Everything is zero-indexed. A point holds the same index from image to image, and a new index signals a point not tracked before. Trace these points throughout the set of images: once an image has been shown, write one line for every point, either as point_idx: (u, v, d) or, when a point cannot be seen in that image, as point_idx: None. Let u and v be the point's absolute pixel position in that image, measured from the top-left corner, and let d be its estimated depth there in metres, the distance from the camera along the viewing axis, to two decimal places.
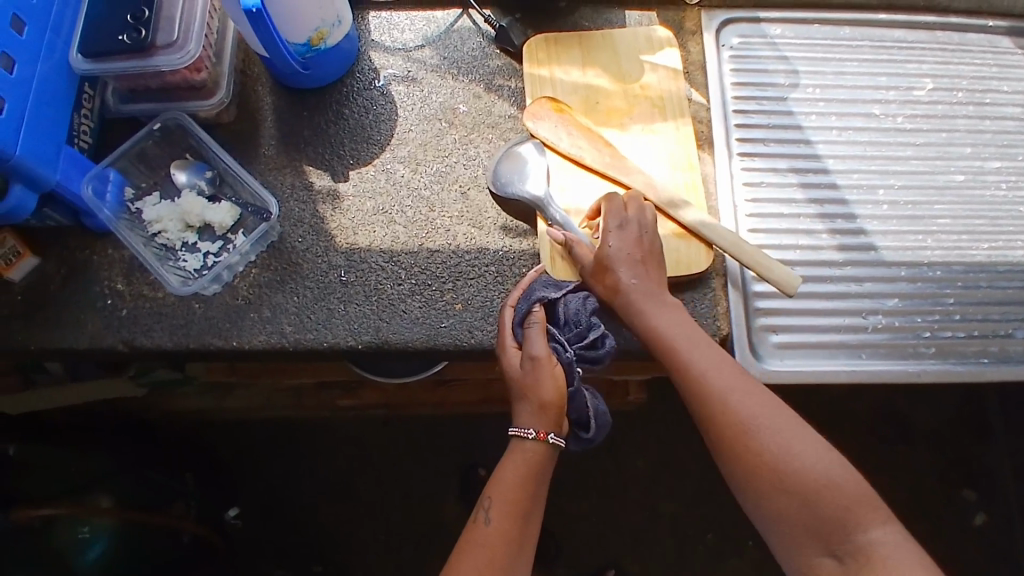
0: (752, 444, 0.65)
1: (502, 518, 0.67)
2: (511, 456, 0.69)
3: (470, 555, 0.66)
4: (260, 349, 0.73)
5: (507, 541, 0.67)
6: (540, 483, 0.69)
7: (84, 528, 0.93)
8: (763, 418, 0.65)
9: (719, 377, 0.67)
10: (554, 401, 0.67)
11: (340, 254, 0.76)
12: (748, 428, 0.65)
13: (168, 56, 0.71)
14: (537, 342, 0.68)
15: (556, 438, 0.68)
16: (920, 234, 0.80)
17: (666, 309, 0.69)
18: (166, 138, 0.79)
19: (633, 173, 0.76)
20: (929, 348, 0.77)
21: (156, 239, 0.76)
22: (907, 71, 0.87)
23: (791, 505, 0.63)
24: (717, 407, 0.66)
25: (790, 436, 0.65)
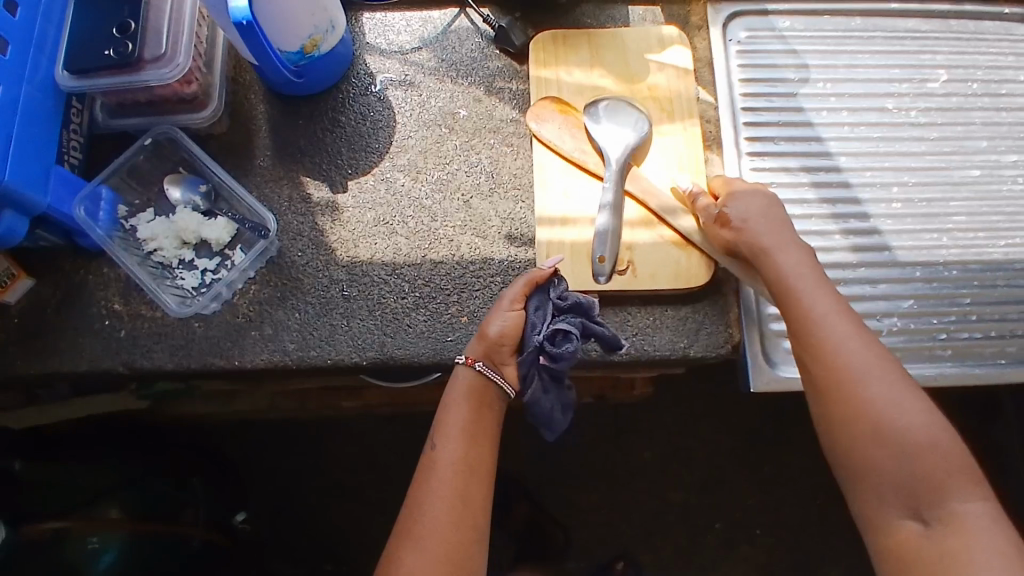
0: (856, 393, 0.61)
1: (453, 445, 0.66)
2: (456, 382, 0.69)
3: (426, 485, 0.65)
4: (263, 367, 0.72)
5: (458, 463, 0.66)
6: (484, 407, 0.68)
7: (93, 539, 0.93)
8: (878, 367, 0.62)
9: (831, 321, 0.63)
10: (494, 336, 0.67)
11: (341, 269, 0.74)
12: (857, 375, 0.61)
13: (157, 70, 0.69)
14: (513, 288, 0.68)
15: (484, 367, 0.68)
16: (935, 232, 0.79)
17: (793, 252, 0.68)
18: (156, 152, 0.77)
19: (638, 182, 0.74)
20: (946, 351, 0.75)
21: (151, 257, 0.74)
22: (921, 62, 0.85)
23: (888, 460, 0.59)
24: (825, 349, 0.63)
25: (899, 392, 0.61)
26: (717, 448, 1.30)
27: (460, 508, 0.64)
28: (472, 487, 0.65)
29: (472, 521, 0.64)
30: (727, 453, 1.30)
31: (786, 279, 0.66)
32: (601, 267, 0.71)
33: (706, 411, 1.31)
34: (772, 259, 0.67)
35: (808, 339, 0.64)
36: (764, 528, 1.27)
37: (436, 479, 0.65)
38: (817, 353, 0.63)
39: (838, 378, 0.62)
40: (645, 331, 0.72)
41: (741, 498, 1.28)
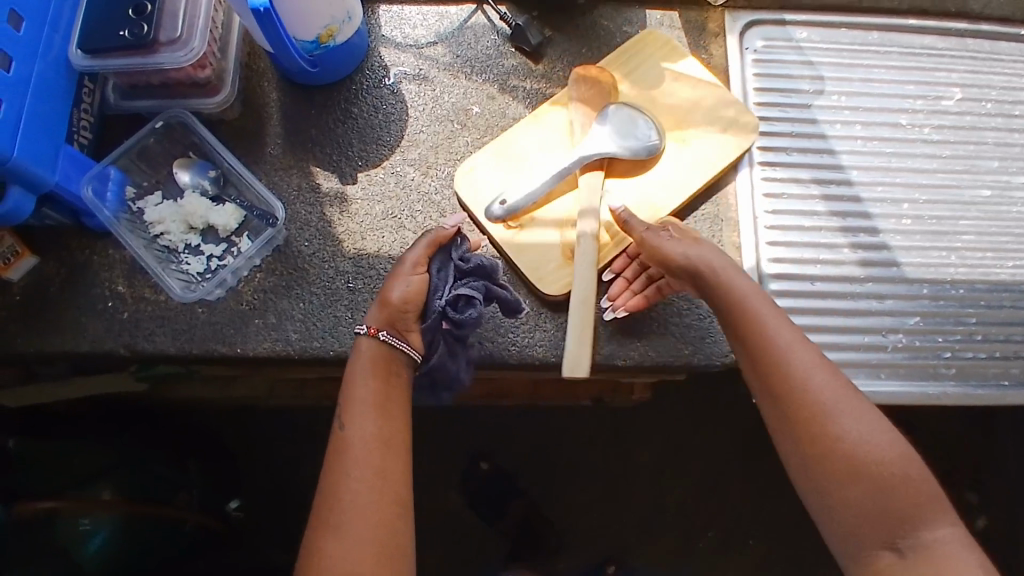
0: (829, 426, 0.60)
1: (362, 422, 0.63)
2: (359, 357, 0.65)
3: (341, 466, 0.61)
4: (265, 356, 0.72)
5: (369, 439, 0.62)
6: (392, 379, 0.65)
7: (84, 520, 0.91)
8: (844, 398, 0.61)
9: (798, 354, 0.63)
10: (397, 302, 0.65)
11: (347, 260, 0.74)
12: (829, 408, 0.61)
13: (172, 53, 0.69)
14: (414, 252, 0.67)
15: (389, 337, 0.65)
16: (944, 250, 0.78)
17: (746, 278, 0.67)
18: (167, 135, 0.76)
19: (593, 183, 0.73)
20: (949, 370, 0.75)
21: (158, 241, 0.74)
22: (936, 79, 0.84)
23: (861, 492, 0.59)
24: (793, 381, 0.62)
25: (866, 421, 0.61)
26: (712, 457, 1.30)
27: (379, 488, 0.60)
28: (388, 463, 0.62)
29: (395, 498, 0.61)
30: (722, 461, 1.30)
31: (749, 309, 0.65)
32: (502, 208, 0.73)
33: (702, 419, 1.31)
34: (731, 288, 0.66)
35: (774, 372, 0.63)
36: (756, 537, 1.27)
37: (349, 461, 0.61)
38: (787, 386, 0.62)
39: (808, 412, 0.61)
40: (651, 335, 0.72)
41: (734, 508, 1.28)
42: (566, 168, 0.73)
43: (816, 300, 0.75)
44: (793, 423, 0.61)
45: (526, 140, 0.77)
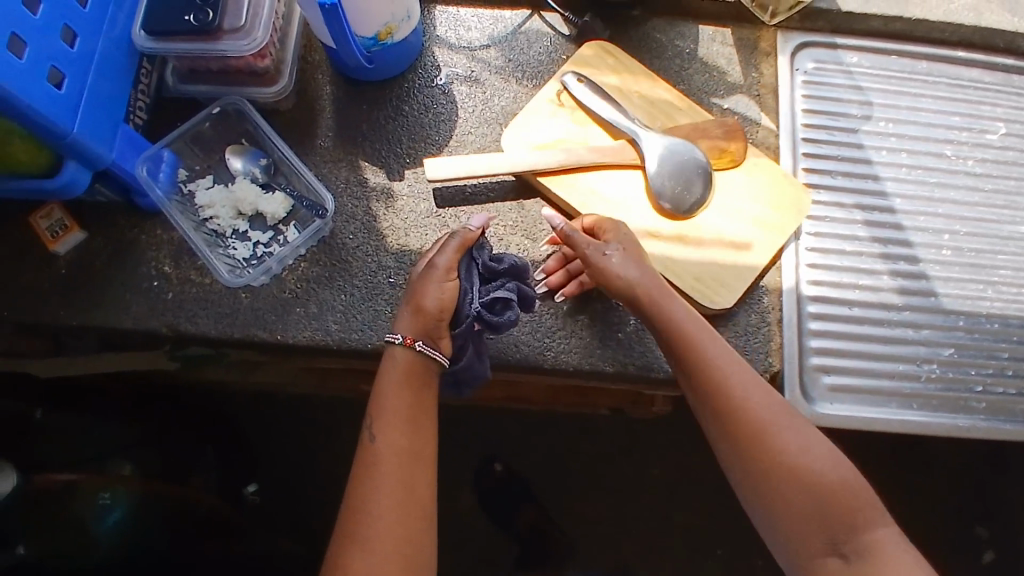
0: (775, 443, 0.62)
1: (391, 435, 0.64)
2: (387, 370, 0.66)
3: (369, 478, 0.63)
4: (304, 345, 0.73)
5: (398, 452, 0.64)
6: (420, 393, 0.66)
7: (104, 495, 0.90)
8: (778, 415, 0.63)
9: (737, 379, 0.64)
10: (432, 310, 0.64)
11: (390, 255, 0.75)
12: (774, 430, 0.62)
13: (234, 41, 0.70)
14: (442, 257, 0.66)
15: (426, 347, 0.65)
16: (981, 283, 0.79)
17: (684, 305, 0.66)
18: (222, 120, 0.78)
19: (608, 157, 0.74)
20: (980, 404, 0.75)
21: (207, 224, 0.75)
22: (982, 113, 0.85)
23: (803, 504, 0.60)
24: (732, 404, 0.63)
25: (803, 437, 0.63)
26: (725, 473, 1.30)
27: (402, 503, 0.62)
28: (413, 476, 0.64)
29: (419, 513, 0.63)
30: None
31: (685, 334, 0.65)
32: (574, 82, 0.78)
33: None
34: (670, 314, 0.65)
35: (717, 396, 0.63)
36: (763, 556, 1.27)
37: (377, 472, 0.63)
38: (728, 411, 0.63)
39: (752, 432, 0.62)
40: None
41: (744, 525, 1.28)
42: (626, 124, 0.75)
43: (852, 325, 0.75)
44: (738, 445, 0.63)
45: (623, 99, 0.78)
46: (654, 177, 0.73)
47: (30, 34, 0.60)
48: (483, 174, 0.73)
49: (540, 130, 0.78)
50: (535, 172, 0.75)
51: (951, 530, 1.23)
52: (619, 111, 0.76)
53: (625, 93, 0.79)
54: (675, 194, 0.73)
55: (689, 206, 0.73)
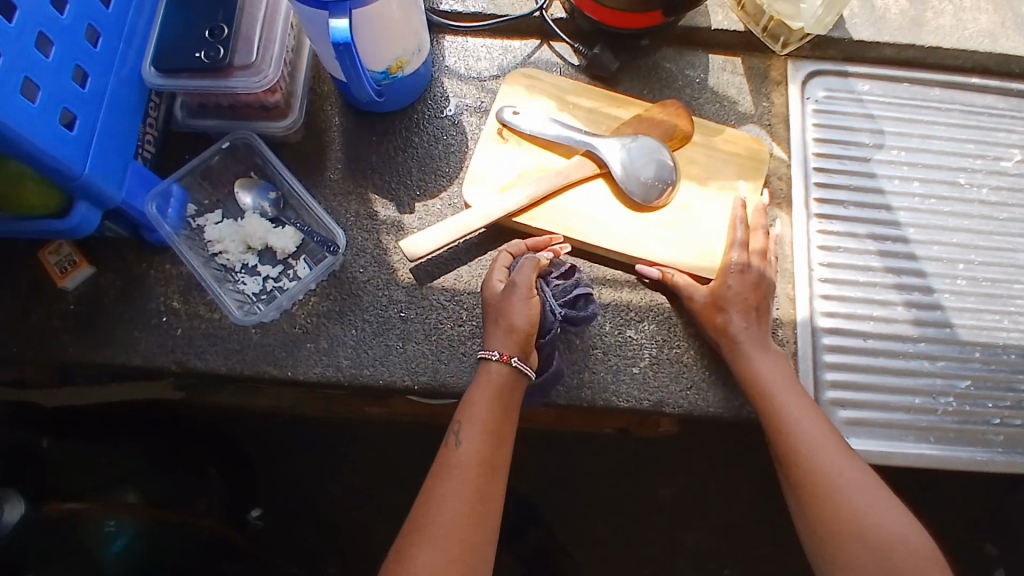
0: (836, 497, 0.63)
1: (475, 442, 0.64)
2: (482, 379, 0.66)
3: (449, 478, 0.63)
4: (315, 381, 0.72)
5: (479, 460, 0.64)
6: (508, 408, 0.66)
7: (110, 523, 0.93)
8: (850, 472, 0.64)
9: (807, 430, 0.66)
10: (523, 326, 0.66)
11: (401, 289, 0.74)
12: (839, 482, 0.64)
13: (245, 77, 0.69)
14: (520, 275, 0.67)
15: (521, 363, 0.66)
16: (997, 313, 0.78)
17: (771, 355, 0.69)
18: (231, 154, 0.77)
19: (575, 174, 0.74)
20: (998, 437, 0.74)
21: (215, 259, 0.74)
22: (995, 140, 0.84)
23: (864, 562, 0.61)
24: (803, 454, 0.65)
25: (875, 498, 0.63)
26: (735, 497, 1.29)
27: (473, 510, 0.62)
28: (490, 487, 0.63)
29: (487, 523, 0.62)
30: (744, 498, 1.29)
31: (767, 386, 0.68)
32: (510, 117, 0.77)
33: (726, 455, 1.30)
34: (750, 362, 0.69)
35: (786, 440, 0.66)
36: None
37: (455, 476, 0.63)
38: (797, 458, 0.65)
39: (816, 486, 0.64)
40: (700, 385, 0.72)
41: (753, 547, 1.28)
42: (575, 137, 0.75)
43: (868, 357, 0.75)
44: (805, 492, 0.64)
45: (565, 113, 0.79)
46: (624, 179, 0.74)
47: (44, 78, 0.59)
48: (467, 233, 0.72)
49: (498, 171, 0.77)
50: (511, 215, 0.74)
51: (962, 553, 1.22)
52: (562, 128, 0.76)
53: (563, 106, 0.79)
54: (643, 187, 0.74)
55: (659, 196, 0.74)
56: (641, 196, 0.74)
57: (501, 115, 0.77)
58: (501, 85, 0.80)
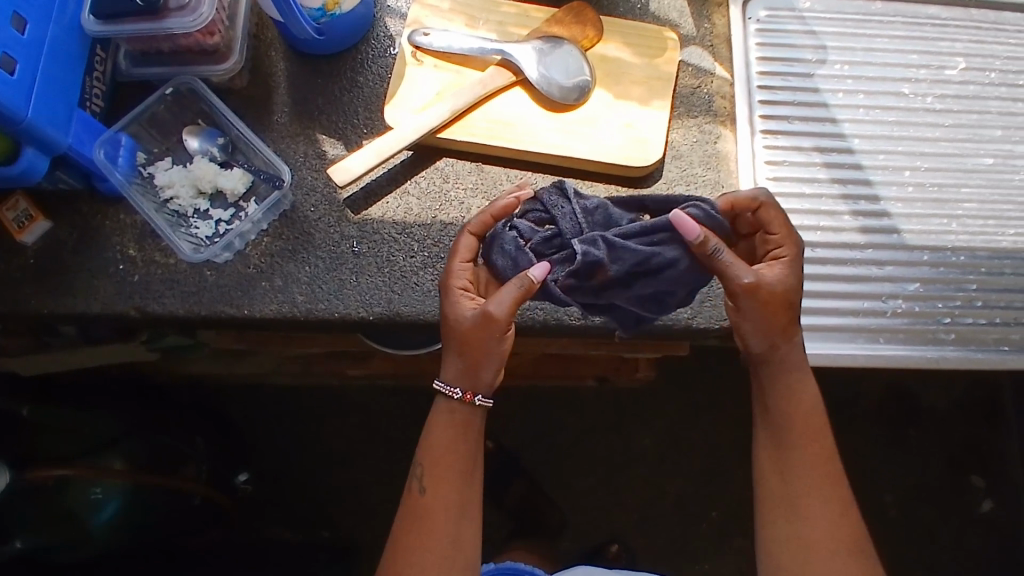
0: (825, 549, 0.67)
1: (437, 486, 0.69)
2: (439, 416, 0.70)
3: (417, 525, 0.69)
4: (272, 318, 0.73)
5: (444, 505, 0.68)
6: (468, 446, 0.69)
7: (96, 490, 0.95)
8: (840, 537, 0.67)
9: (819, 482, 0.68)
10: (495, 359, 0.67)
11: (352, 225, 0.75)
12: (830, 541, 0.67)
13: (181, 18, 0.70)
14: (502, 311, 0.64)
15: (483, 400, 0.69)
16: (945, 217, 0.79)
17: (812, 388, 0.69)
18: (177, 102, 0.78)
19: (490, 83, 0.76)
20: (949, 335, 0.75)
21: (168, 205, 0.75)
22: (940, 49, 0.85)
23: None
24: (810, 502, 0.68)
25: (858, 559, 0.67)
26: (715, 438, 1.30)
27: (441, 553, 0.68)
28: (457, 527, 0.69)
29: (457, 558, 0.68)
30: (724, 438, 1.31)
31: (801, 425, 0.69)
32: (419, 37, 0.78)
33: (704, 394, 1.32)
34: (793, 395, 0.69)
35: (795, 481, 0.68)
36: None
37: (423, 523, 0.68)
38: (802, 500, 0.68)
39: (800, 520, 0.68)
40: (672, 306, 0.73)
41: (736, 487, 1.29)
42: (486, 49, 0.77)
43: (816, 266, 0.75)
44: (794, 538, 0.68)
45: (471, 28, 0.81)
46: (539, 82, 0.76)
47: None
48: (394, 150, 0.73)
49: (415, 92, 0.78)
50: (435, 131, 0.75)
51: (943, 477, 1.23)
52: (471, 41, 0.78)
53: (474, 22, 0.81)
54: (561, 90, 0.76)
55: (574, 96, 0.76)
56: (562, 96, 0.76)
57: (412, 37, 0.78)
58: (409, 11, 0.81)
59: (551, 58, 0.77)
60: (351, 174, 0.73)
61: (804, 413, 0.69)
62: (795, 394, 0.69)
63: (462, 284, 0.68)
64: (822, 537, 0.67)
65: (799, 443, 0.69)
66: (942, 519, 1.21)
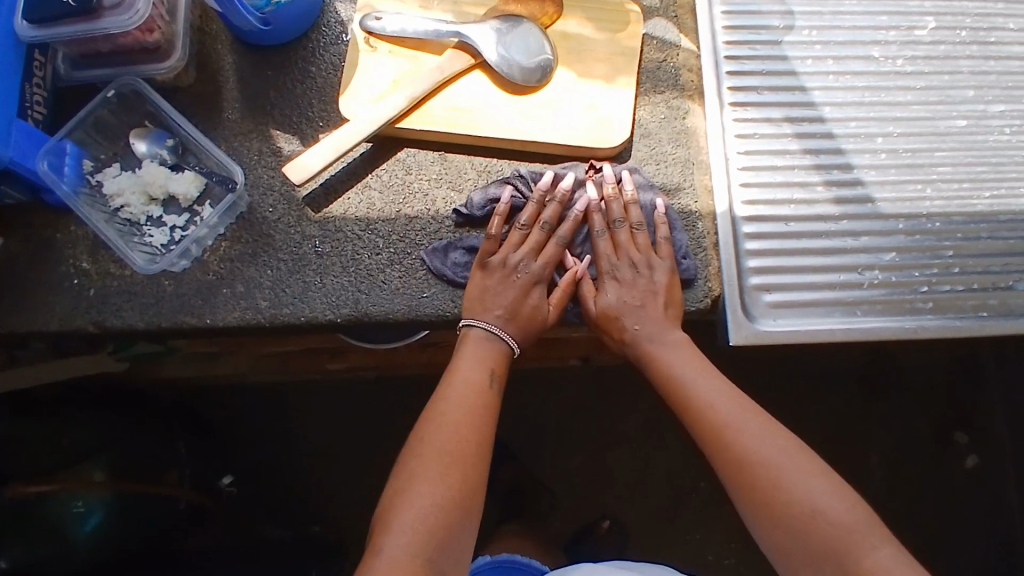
0: (756, 467, 0.62)
1: (476, 377, 0.68)
2: (461, 361, 0.70)
3: (443, 419, 0.66)
4: (235, 326, 0.71)
5: (478, 395, 0.68)
6: (502, 363, 0.70)
7: (78, 503, 0.93)
8: (769, 449, 0.63)
9: (728, 411, 0.66)
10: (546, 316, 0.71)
11: (313, 224, 0.73)
12: (757, 459, 0.63)
13: (116, 17, 0.66)
14: (553, 308, 0.71)
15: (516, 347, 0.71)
16: (919, 183, 0.77)
17: (677, 347, 0.70)
18: (122, 105, 0.75)
19: (448, 68, 0.73)
20: (927, 304, 0.74)
21: (119, 214, 0.72)
22: (909, 9, 0.82)
23: (795, 539, 0.59)
24: (722, 430, 0.65)
25: (800, 468, 0.62)
26: None
27: (467, 441, 0.65)
28: (486, 422, 0.67)
29: (465, 495, 0.62)
30: None
31: (677, 373, 0.69)
32: (371, 23, 0.74)
33: None
34: (653, 355, 0.70)
35: (702, 419, 0.67)
36: None
37: (451, 412, 0.66)
38: (712, 431, 0.66)
39: (742, 457, 0.63)
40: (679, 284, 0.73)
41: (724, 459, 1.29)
42: (442, 31, 0.74)
43: (791, 241, 0.74)
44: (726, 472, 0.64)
45: (426, 9, 0.77)
46: (498, 64, 0.73)
47: None
48: (351, 144, 0.70)
49: (370, 80, 0.75)
50: (393, 121, 0.72)
51: (925, 436, 1.24)
52: (424, 24, 0.74)
53: (429, 3, 0.77)
54: (522, 72, 0.73)
55: (536, 78, 0.73)
56: (524, 79, 0.73)
57: (364, 22, 0.74)
58: None
59: (510, 40, 0.74)
60: (307, 171, 0.70)
61: (670, 361, 0.69)
62: (654, 355, 0.70)
63: (526, 262, 0.71)
64: (747, 458, 0.63)
65: (683, 386, 0.68)
66: (926, 477, 1.22)
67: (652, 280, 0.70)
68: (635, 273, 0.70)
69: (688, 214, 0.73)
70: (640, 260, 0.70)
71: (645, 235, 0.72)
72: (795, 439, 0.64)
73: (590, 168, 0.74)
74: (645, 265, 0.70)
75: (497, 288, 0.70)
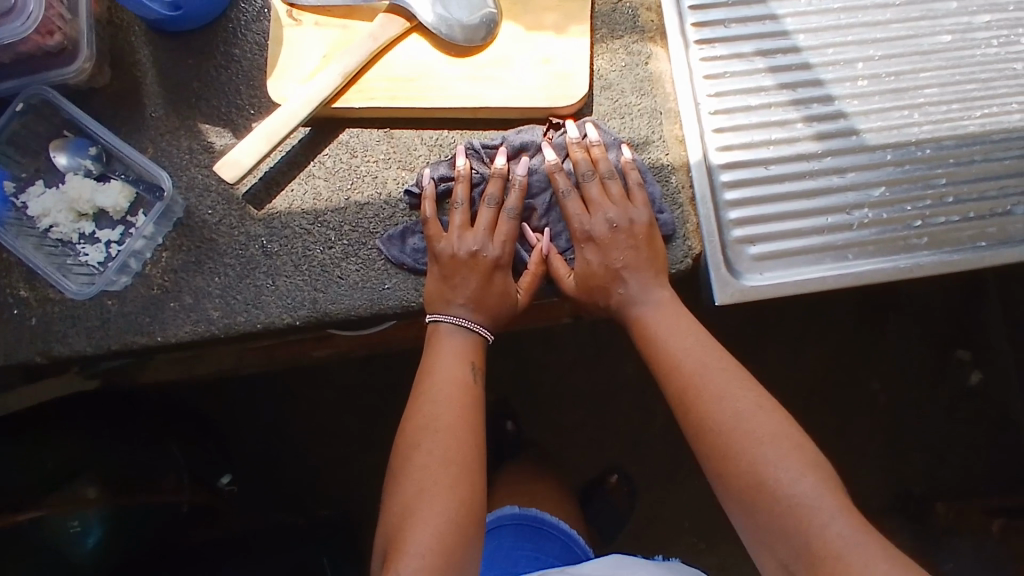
0: (723, 431, 0.58)
1: (459, 377, 0.64)
2: (438, 359, 0.65)
3: (433, 428, 0.61)
4: (189, 341, 0.66)
5: (463, 396, 0.63)
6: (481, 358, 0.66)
7: (74, 522, 0.84)
8: (738, 414, 0.58)
9: (703, 372, 0.61)
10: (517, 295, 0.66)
11: (258, 223, 0.67)
12: (726, 424, 0.58)
13: (9, 26, 0.59)
14: (523, 291, 0.67)
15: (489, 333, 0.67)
16: (905, 108, 0.72)
17: (666, 306, 0.65)
18: (33, 115, 0.68)
19: (382, 35, 0.66)
20: (921, 239, 0.69)
21: (49, 235, 0.66)
22: None
23: (759, 510, 0.55)
24: (692, 394, 0.61)
25: (765, 435, 0.57)
26: None
27: (461, 449, 0.61)
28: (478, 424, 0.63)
29: (474, 511, 0.59)
30: None
31: (655, 338, 0.64)
32: None
33: None
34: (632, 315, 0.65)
35: (673, 382, 0.62)
36: None
37: (438, 417, 0.62)
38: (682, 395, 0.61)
39: (702, 424, 0.59)
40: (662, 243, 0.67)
41: None
42: None
43: (772, 186, 0.69)
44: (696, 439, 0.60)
45: None
46: (437, 26, 0.67)
47: None
48: (284, 134, 0.64)
49: (299, 58, 0.68)
50: (329, 101, 0.66)
51: (931, 360, 1.16)
52: None
53: None
54: (464, 31, 0.67)
55: (480, 37, 0.67)
56: (468, 38, 0.67)
57: None
58: None
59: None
60: (241, 167, 0.64)
61: (651, 325, 0.64)
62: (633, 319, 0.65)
63: (488, 244, 0.65)
64: (715, 424, 0.59)
65: (660, 352, 0.64)
66: (934, 401, 1.16)
67: (630, 237, 0.64)
68: (611, 230, 0.65)
69: (660, 168, 0.68)
70: (615, 214, 0.65)
71: (618, 185, 0.66)
72: (771, 403, 0.60)
73: (548, 126, 0.69)
74: (623, 223, 0.65)
75: (456, 275, 0.64)
